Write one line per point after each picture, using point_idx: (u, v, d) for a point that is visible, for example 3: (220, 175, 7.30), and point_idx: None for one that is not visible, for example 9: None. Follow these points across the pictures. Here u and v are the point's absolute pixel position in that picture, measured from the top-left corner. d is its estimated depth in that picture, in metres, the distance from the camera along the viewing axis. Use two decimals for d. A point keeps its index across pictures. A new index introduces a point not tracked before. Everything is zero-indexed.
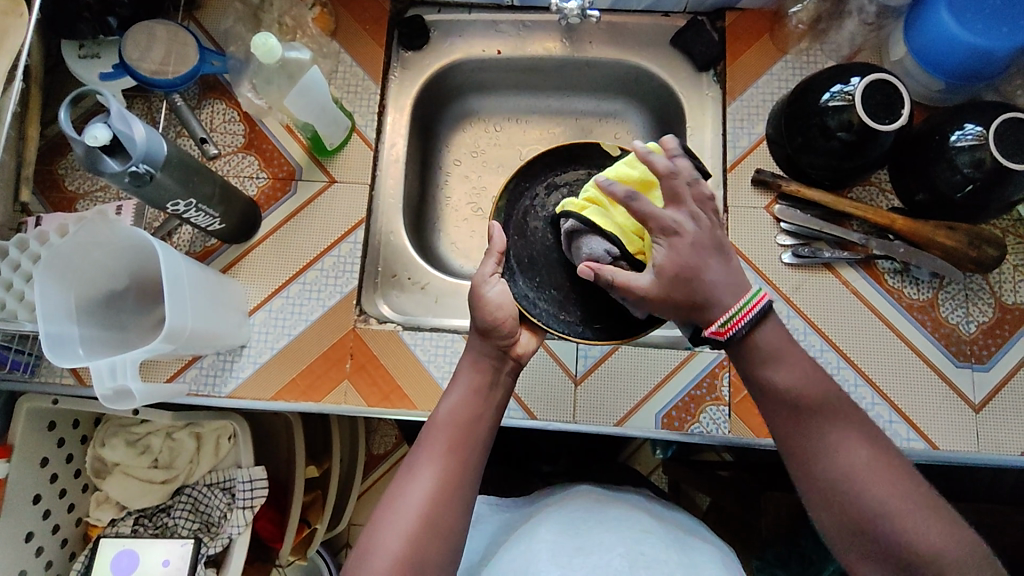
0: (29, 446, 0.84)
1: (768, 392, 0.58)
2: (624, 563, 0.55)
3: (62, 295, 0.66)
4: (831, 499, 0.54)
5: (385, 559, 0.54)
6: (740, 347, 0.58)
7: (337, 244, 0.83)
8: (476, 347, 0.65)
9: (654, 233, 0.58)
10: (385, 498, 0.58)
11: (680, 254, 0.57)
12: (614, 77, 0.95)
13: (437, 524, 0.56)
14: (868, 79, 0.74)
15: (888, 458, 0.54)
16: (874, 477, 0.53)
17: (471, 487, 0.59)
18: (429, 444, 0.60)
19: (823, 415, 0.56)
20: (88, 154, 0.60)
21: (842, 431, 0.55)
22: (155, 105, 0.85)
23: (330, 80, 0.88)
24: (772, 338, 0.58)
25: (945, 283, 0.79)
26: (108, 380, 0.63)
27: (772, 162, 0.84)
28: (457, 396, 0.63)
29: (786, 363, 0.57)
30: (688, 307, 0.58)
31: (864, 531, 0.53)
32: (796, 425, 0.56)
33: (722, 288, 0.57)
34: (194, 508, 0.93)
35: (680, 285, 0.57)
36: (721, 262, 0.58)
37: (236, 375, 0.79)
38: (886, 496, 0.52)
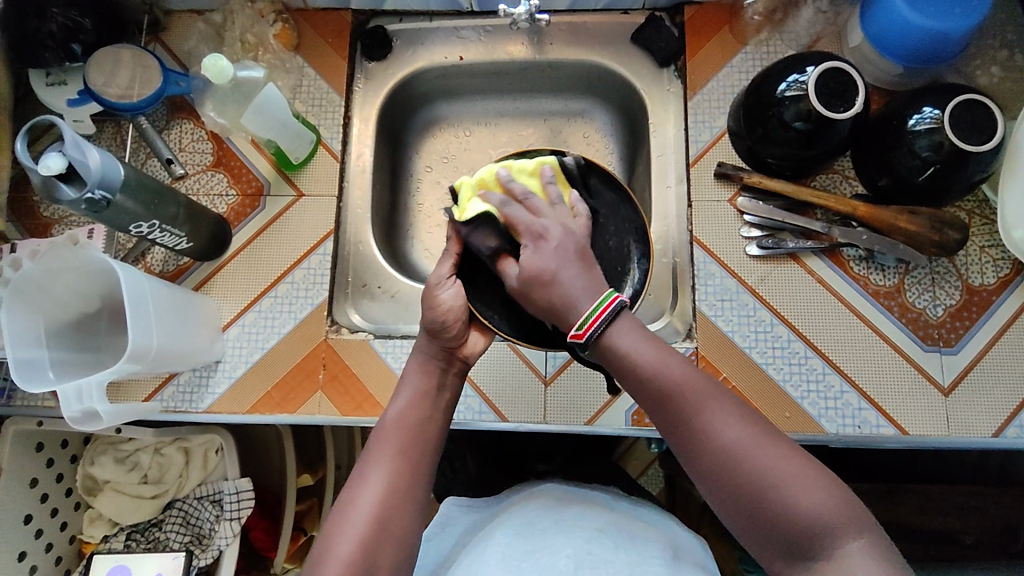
0: (17, 469, 0.85)
1: (636, 387, 0.56)
2: (571, 563, 0.56)
3: (31, 321, 0.68)
4: (717, 482, 0.53)
5: (336, 563, 0.54)
6: (600, 350, 0.57)
7: (307, 257, 0.84)
8: (423, 349, 0.67)
9: (524, 237, 0.60)
10: (339, 503, 0.59)
11: (542, 257, 0.58)
12: (578, 77, 0.96)
13: (390, 525, 0.57)
14: (823, 68, 0.73)
15: (766, 431, 0.54)
16: (755, 451, 0.52)
17: (423, 488, 0.60)
18: (379, 447, 0.61)
19: (697, 399, 0.54)
20: (45, 183, 0.61)
21: (707, 410, 0.54)
22: (124, 128, 0.86)
23: (295, 95, 0.89)
24: (624, 332, 0.56)
25: (911, 268, 0.79)
26: (75, 403, 0.65)
27: (734, 154, 0.84)
28: (406, 399, 0.64)
29: (650, 355, 0.56)
30: (548, 307, 0.58)
31: (750, 510, 0.52)
32: (673, 414, 0.55)
33: (578, 292, 0.56)
34: (185, 521, 0.94)
35: (537, 287, 0.57)
36: (581, 271, 0.58)
37: (212, 391, 0.80)
38: (768, 469, 0.52)
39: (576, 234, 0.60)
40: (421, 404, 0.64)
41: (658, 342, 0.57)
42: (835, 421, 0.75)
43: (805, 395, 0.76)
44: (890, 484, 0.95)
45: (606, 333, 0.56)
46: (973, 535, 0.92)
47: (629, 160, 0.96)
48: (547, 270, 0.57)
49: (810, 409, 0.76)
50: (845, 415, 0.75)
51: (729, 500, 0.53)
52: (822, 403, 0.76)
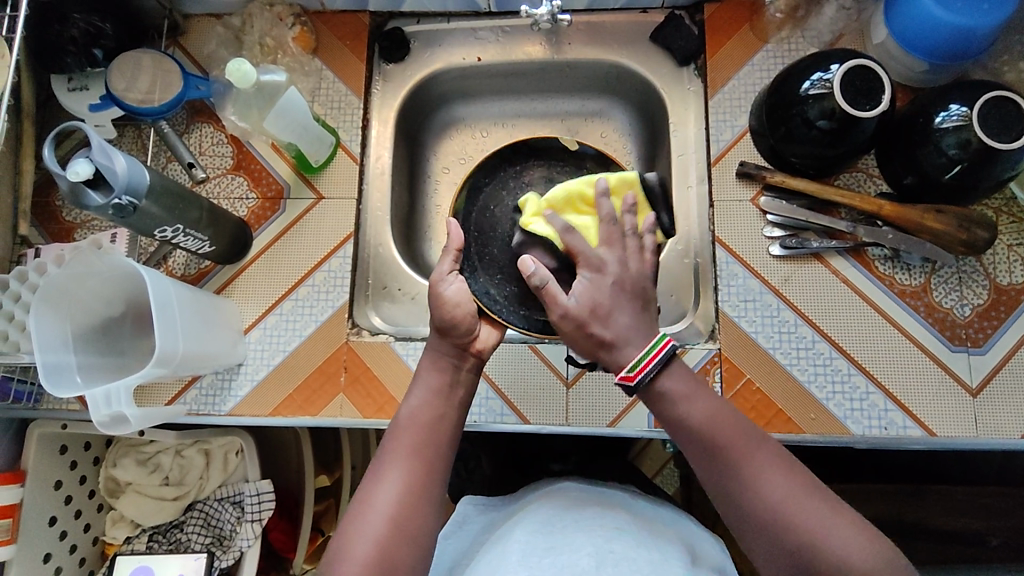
0: (42, 471, 0.86)
1: (681, 434, 0.59)
2: (593, 561, 0.55)
3: (58, 325, 0.68)
4: (755, 532, 0.54)
5: (353, 563, 0.54)
6: (648, 395, 0.60)
7: (328, 259, 0.84)
8: (435, 346, 0.67)
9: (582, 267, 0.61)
10: (355, 502, 0.59)
11: (599, 292, 0.60)
12: (596, 77, 0.95)
13: (405, 524, 0.57)
14: (848, 66, 0.73)
15: (807, 483, 0.55)
16: (796, 503, 0.54)
17: (438, 486, 0.60)
18: (394, 446, 0.61)
19: (739, 448, 0.56)
20: (73, 188, 0.62)
21: (754, 459, 0.56)
22: (144, 133, 0.87)
23: (314, 97, 0.89)
24: (675, 380, 0.59)
25: (937, 267, 0.78)
26: (104, 407, 0.65)
27: (756, 153, 0.83)
28: (420, 397, 0.64)
29: (694, 404, 0.58)
30: (596, 342, 0.59)
31: (795, 561, 0.53)
32: (714, 461, 0.57)
33: (627, 328, 0.59)
34: (206, 522, 0.94)
35: (592, 319, 0.59)
36: (634, 309, 0.60)
37: (234, 394, 0.80)
38: (808, 522, 0.53)
39: (634, 270, 0.62)
40: (435, 403, 0.63)
41: (709, 392, 0.60)
42: (861, 423, 0.75)
43: (831, 397, 0.76)
44: (912, 485, 0.94)
45: (659, 371, 0.59)
46: (1000, 537, 0.91)
47: (647, 160, 0.96)
48: (604, 305, 0.59)
49: (836, 411, 0.75)
50: (871, 417, 0.75)
51: (774, 552, 0.53)
52: (848, 405, 0.75)
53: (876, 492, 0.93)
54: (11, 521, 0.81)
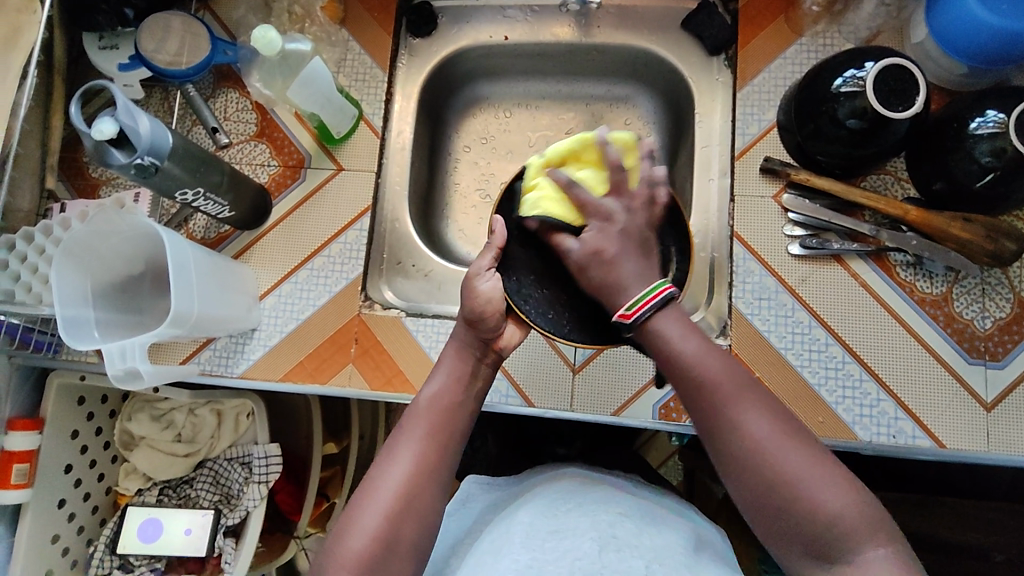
0: (60, 421, 0.89)
1: (673, 374, 0.58)
2: (595, 546, 0.55)
3: (78, 279, 0.70)
4: (737, 473, 0.54)
5: (362, 538, 0.55)
6: (643, 332, 0.59)
7: (344, 232, 0.85)
8: (462, 333, 0.67)
9: (589, 217, 0.62)
10: (367, 477, 0.60)
11: (606, 238, 0.61)
12: (624, 62, 0.94)
13: (414, 504, 0.57)
14: (883, 64, 0.70)
15: (794, 429, 0.54)
16: (780, 447, 0.53)
17: (450, 471, 0.60)
18: (410, 427, 0.61)
19: (729, 390, 0.56)
20: (97, 148, 0.63)
21: (742, 404, 0.55)
22: (171, 96, 0.87)
23: (339, 68, 0.89)
24: (671, 320, 0.58)
25: (961, 277, 0.76)
26: (119, 362, 0.66)
27: (782, 149, 0.82)
28: (440, 381, 0.65)
29: (689, 344, 0.57)
30: (600, 285, 0.61)
31: (774, 508, 0.52)
32: (701, 402, 0.56)
33: (632, 277, 0.60)
34: (216, 480, 0.97)
35: (598, 264, 0.61)
36: (637, 257, 0.61)
37: (247, 357, 0.82)
38: (790, 466, 0.52)
39: (642, 218, 0.62)
40: (454, 390, 0.64)
41: (701, 334, 0.59)
42: (869, 429, 0.74)
43: (840, 401, 0.75)
44: (917, 495, 0.93)
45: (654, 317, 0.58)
46: (1006, 553, 0.90)
47: (671, 150, 0.94)
48: (609, 250, 0.60)
49: (843, 416, 0.74)
50: (880, 424, 0.74)
51: (754, 495, 0.53)
52: (857, 410, 0.74)
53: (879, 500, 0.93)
54: (28, 466, 0.84)
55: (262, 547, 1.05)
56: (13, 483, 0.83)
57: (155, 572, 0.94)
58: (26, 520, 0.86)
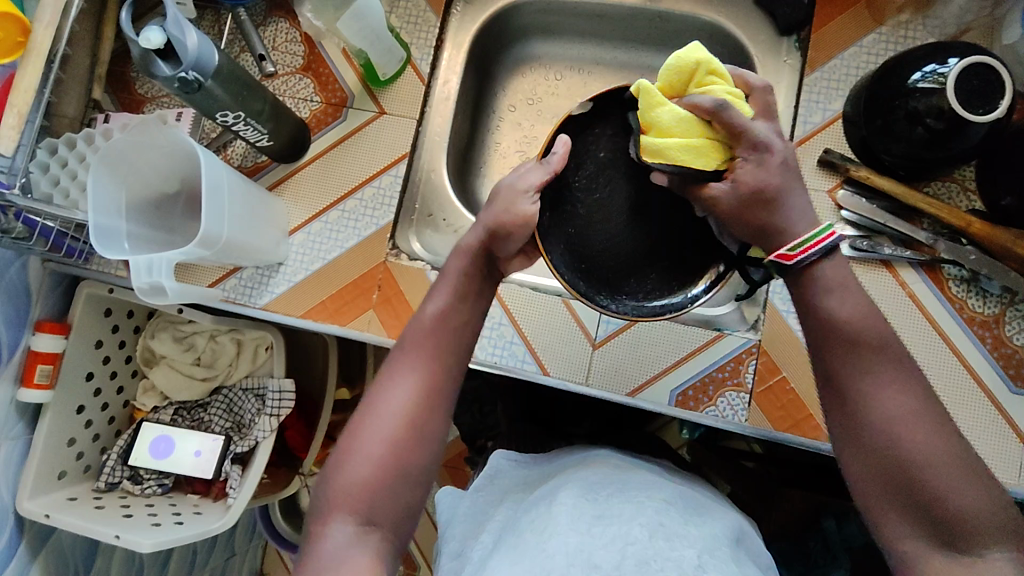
0: (86, 329, 0.91)
1: (817, 327, 0.55)
2: (645, 532, 0.54)
3: (115, 189, 0.70)
4: (861, 444, 0.51)
5: (364, 462, 0.55)
6: (797, 277, 0.55)
7: (379, 176, 0.83)
8: (466, 251, 0.64)
9: (746, 150, 0.54)
10: (366, 402, 0.59)
11: (767, 173, 0.54)
12: (687, 33, 0.89)
13: (416, 429, 0.57)
14: (968, 62, 0.65)
15: (936, 416, 0.51)
16: (914, 430, 0.50)
17: (448, 393, 0.60)
18: (410, 349, 0.61)
19: (877, 358, 0.52)
20: (143, 57, 0.62)
21: (891, 372, 0.52)
22: (223, 19, 0.86)
23: (392, 8, 0.86)
24: (833, 275, 0.55)
25: (1016, 300, 0.72)
26: (145, 275, 0.67)
27: (845, 143, 0.77)
28: (441, 302, 0.62)
29: (844, 302, 0.54)
30: (759, 226, 0.55)
31: (898, 485, 0.50)
32: (835, 363, 0.54)
33: (798, 217, 0.55)
34: (229, 408, 0.98)
35: (757, 205, 0.54)
36: (800, 195, 0.55)
37: (271, 290, 0.82)
38: (921, 448, 0.49)
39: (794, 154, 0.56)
40: (454, 310, 0.62)
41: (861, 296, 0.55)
42: None
43: None
44: None
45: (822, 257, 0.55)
46: None
47: None
48: (774, 186, 0.54)
49: None
50: None
51: (878, 467, 0.51)
52: None
53: None
54: (52, 367, 0.86)
55: (267, 478, 1.05)
56: (37, 382, 0.85)
57: (162, 488, 0.96)
58: (46, 419, 0.88)
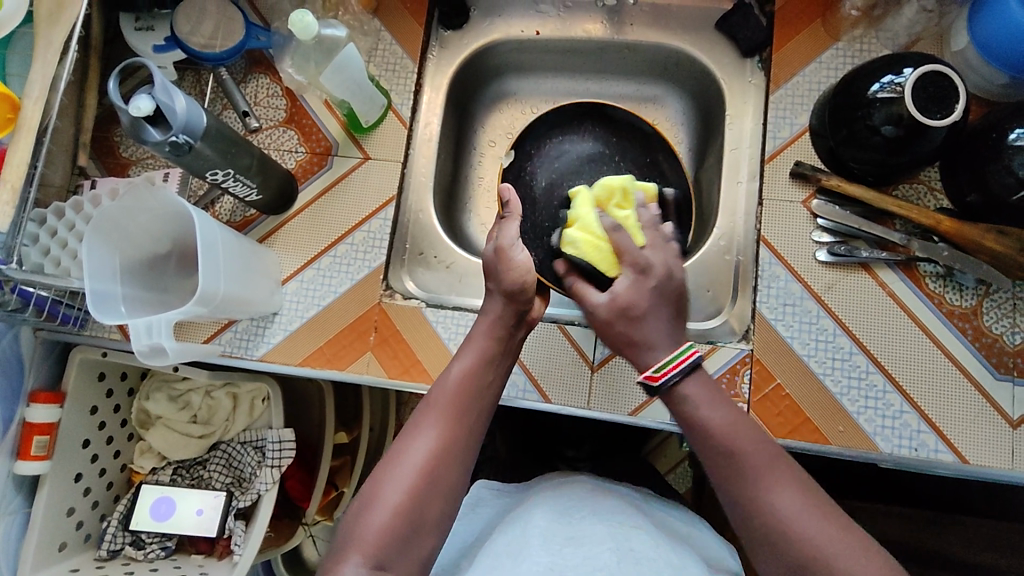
0: (81, 396, 0.90)
1: (697, 440, 0.59)
2: (614, 557, 0.55)
3: (109, 255, 0.70)
4: (763, 543, 0.54)
5: (385, 510, 0.55)
6: (670, 398, 0.61)
7: (367, 221, 0.85)
8: (496, 313, 0.67)
9: (626, 265, 0.64)
10: (388, 454, 0.59)
11: (636, 293, 0.62)
12: (656, 61, 0.93)
13: (437, 480, 0.57)
14: (922, 70, 0.69)
15: (821, 501, 0.54)
16: (807, 522, 0.53)
17: (468, 447, 0.60)
18: (434, 405, 0.61)
19: (755, 463, 0.56)
20: (133, 124, 0.63)
21: (767, 468, 0.56)
22: (204, 79, 0.88)
23: (370, 57, 0.89)
24: (698, 390, 0.60)
25: (991, 291, 0.75)
26: (145, 337, 0.67)
27: (813, 154, 0.81)
28: (466, 360, 0.64)
29: (714, 414, 0.58)
30: (626, 340, 0.62)
31: (802, 574, 0.52)
32: (721, 468, 0.57)
33: (661, 337, 0.61)
34: (228, 463, 0.97)
35: (624, 320, 0.62)
36: (667, 316, 0.62)
37: (268, 340, 0.82)
38: (811, 535, 0.52)
39: (676, 277, 0.64)
40: (475, 368, 0.64)
41: (731, 402, 0.60)
42: (891, 441, 0.73)
43: (862, 411, 0.74)
44: (938, 513, 0.91)
45: (683, 375, 0.60)
46: None
47: (698, 153, 0.94)
48: (640, 306, 0.61)
49: (865, 426, 0.73)
50: (902, 436, 0.73)
51: (781, 564, 0.53)
52: (879, 421, 0.73)
53: (895, 515, 0.91)
54: (48, 438, 0.85)
55: (270, 531, 1.04)
56: (34, 454, 0.84)
57: (165, 551, 0.94)
58: (44, 491, 0.86)
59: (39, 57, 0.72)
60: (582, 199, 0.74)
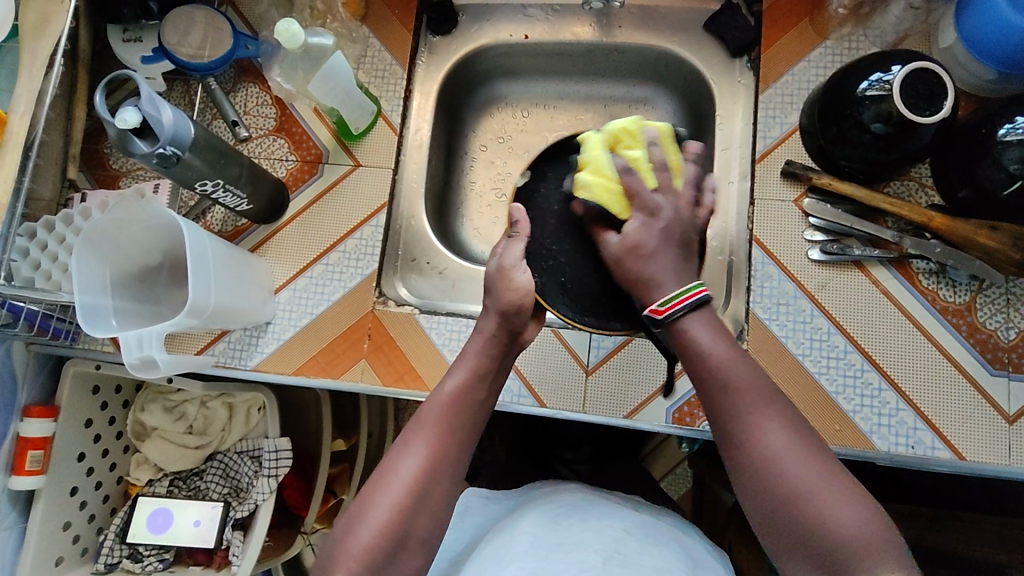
0: (75, 409, 0.89)
1: (695, 373, 0.59)
2: (600, 558, 0.56)
3: (99, 268, 0.70)
4: (747, 477, 0.54)
5: (371, 528, 0.55)
6: (672, 332, 0.60)
7: (359, 228, 0.85)
8: (489, 332, 0.66)
9: (638, 206, 0.62)
10: (377, 470, 0.59)
11: (645, 232, 0.61)
12: (645, 63, 0.93)
13: (426, 497, 0.57)
14: (910, 68, 0.69)
15: (810, 443, 0.54)
16: (793, 460, 0.53)
17: (457, 464, 0.60)
18: (425, 422, 0.61)
19: (749, 398, 0.56)
20: (120, 136, 0.63)
21: (760, 406, 0.56)
22: (193, 89, 0.87)
23: (359, 65, 0.89)
24: (700, 327, 0.59)
25: (985, 286, 0.75)
26: (136, 350, 0.67)
27: (804, 153, 0.81)
28: (458, 378, 0.64)
29: (713, 351, 0.58)
30: (634, 279, 0.61)
31: (781, 509, 0.52)
32: (717, 402, 0.57)
33: (669, 275, 0.61)
34: (225, 473, 0.97)
35: (632, 258, 0.61)
36: (676, 257, 0.61)
37: (261, 350, 0.82)
38: (796, 474, 0.52)
39: (687, 220, 0.63)
40: (466, 386, 0.63)
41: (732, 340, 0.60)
42: (888, 439, 0.73)
43: (858, 410, 0.74)
44: (937, 509, 0.91)
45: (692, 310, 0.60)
46: None
47: None
48: (649, 245, 0.61)
49: (861, 424, 0.73)
50: (899, 434, 0.73)
51: (761, 498, 0.53)
52: (875, 420, 0.73)
53: (893, 513, 0.91)
54: (42, 452, 0.85)
55: (269, 541, 1.04)
56: (28, 469, 0.84)
57: (163, 562, 0.94)
58: (39, 506, 0.86)
59: (26, 71, 0.72)
60: (592, 143, 0.64)
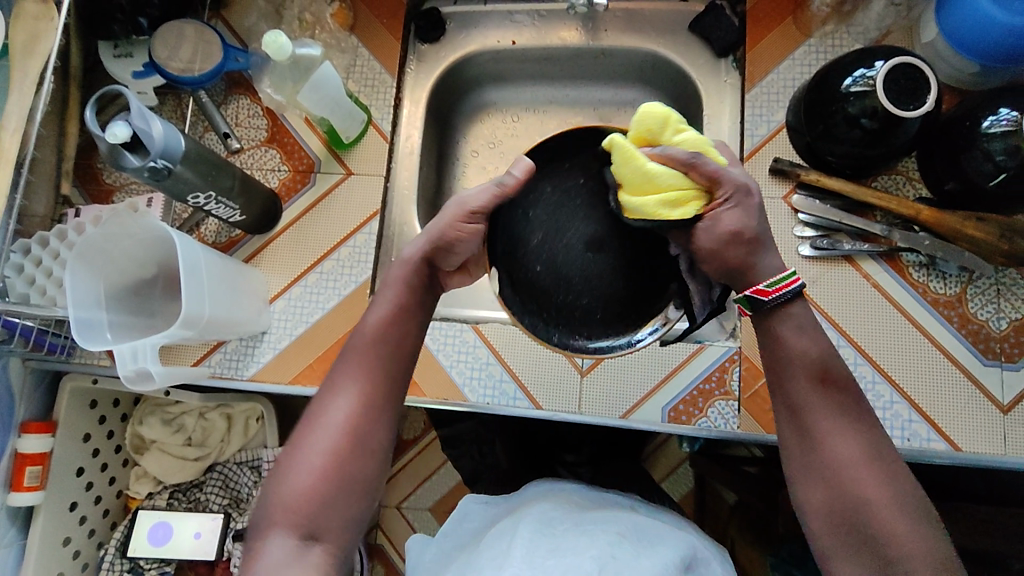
0: (73, 424, 0.89)
1: (774, 367, 0.59)
2: (595, 565, 0.55)
3: (92, 282, 0.71)
4: (812, 475, 0.55)
5: (306, 474, 0.56)
6: (768, 316, 0.59)
7: (352, 236, 0.85)
8: (408, 260, 0.63)
9: (727, 192, 0.54)
10: (308, 416, 0.59)
11: (749, 217, 0.56)
12: (632, 65, 0.94)
13: (358, 441, 0.57)
14: (892, 63, 0.70)
15: (881, 454, 0.55)
16: (863, 469, 0.54)
17: (388, 404, 0.59)
18: (349, 362, 0.60)
19: (828, 402, 0.56)
20: (111, 150, 0.64)
21: (835, 411, 0.56)
22: (184, 102, 0.88)
23: (348, 74, 0.89)
24: (793, 324, 0.58)
25: (974, 277, 0.76)
26: (130, 362, 0.67)
27: (791, 150, 0.81)
28: (379, 312, 0.62)
29: (797, 348, 0.58)
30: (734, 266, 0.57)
31: (841, 511, 0.54)
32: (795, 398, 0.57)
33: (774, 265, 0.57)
34: (225, 484, 0.97)
35: (737, 245, 0.56)
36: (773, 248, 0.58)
37: (257, 360, 0.82)
38: (863, 482, 0.54)
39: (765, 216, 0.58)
40: (388, 320, 0.61)
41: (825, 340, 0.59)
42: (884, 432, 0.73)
43: None
44: (937, 501, 0.91)
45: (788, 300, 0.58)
46: None
47: None
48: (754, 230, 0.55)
49: None
50: (894, 426, 0.73)
51: (820, 496, 0.55)
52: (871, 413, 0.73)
53: None
54: (41, 468, 0.85)
55: None
56: (28, 485, 0.84)
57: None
58: (38, 522, 0.86)
59: (16, 89, 0.73)
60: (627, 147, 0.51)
